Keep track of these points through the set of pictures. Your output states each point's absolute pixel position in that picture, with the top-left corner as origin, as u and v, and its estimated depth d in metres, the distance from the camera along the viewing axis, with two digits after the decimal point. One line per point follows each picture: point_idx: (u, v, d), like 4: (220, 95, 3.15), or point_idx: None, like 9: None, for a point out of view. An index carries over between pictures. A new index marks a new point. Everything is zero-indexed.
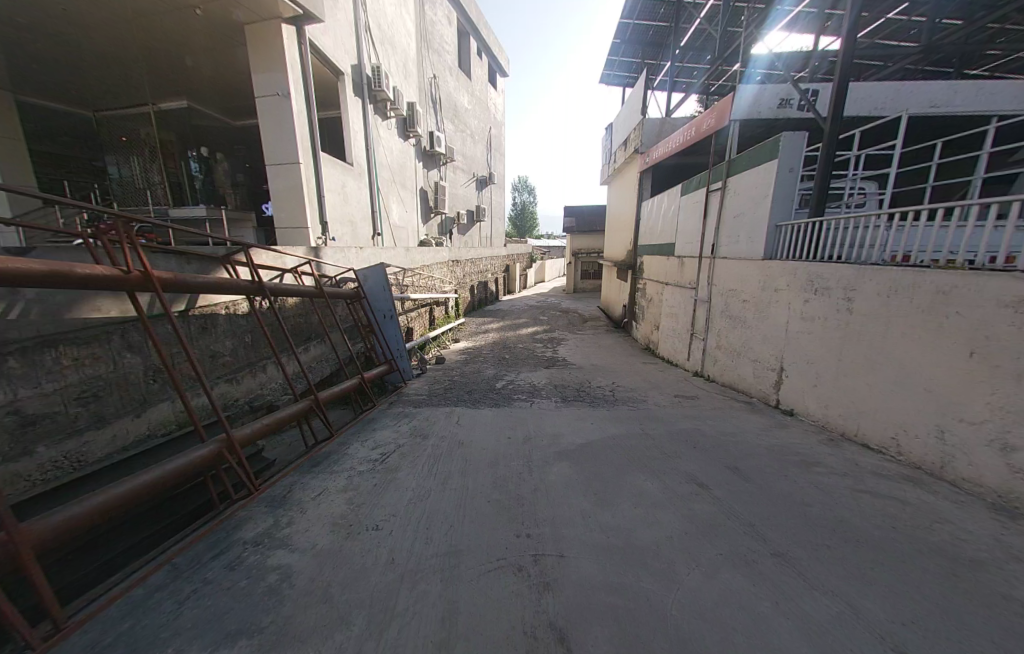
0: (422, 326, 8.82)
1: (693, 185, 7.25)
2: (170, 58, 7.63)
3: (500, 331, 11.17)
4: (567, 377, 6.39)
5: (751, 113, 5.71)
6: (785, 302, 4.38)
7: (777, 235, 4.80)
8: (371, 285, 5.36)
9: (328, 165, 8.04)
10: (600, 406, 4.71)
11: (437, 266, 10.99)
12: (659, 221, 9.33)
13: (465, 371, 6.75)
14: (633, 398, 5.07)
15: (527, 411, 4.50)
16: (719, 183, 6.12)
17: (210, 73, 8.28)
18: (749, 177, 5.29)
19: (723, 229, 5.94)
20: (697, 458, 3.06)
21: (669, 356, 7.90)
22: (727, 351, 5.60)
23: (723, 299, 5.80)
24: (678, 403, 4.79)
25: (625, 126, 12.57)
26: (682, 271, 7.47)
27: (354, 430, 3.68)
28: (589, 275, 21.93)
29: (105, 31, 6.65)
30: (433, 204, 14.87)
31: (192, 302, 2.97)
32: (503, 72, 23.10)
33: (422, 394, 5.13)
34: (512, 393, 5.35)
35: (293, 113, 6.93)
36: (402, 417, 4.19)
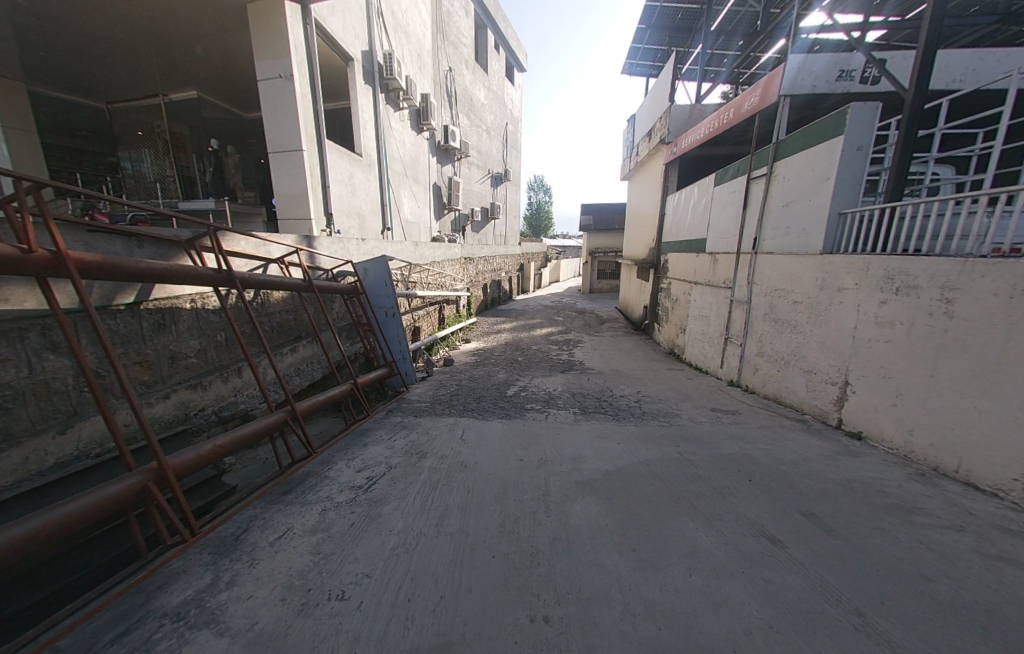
0: (431, 325, 8.32)
1: (728, 174, 6.55)
2: (176, 47, 7.29)
3: (512, 332, 10.62)
4: (586, 384, 5.77)
5: (805, 86, 4.90)
6: (852, 304, 3.69)
7: (839, 224, 4.08)
8: (372, 279, 4.86)
9: (335, 154, 7.61)
10: (628, 421, 4.08)
11: (448, 263, 10.50)
12: (687, 215, 8.61)
13: (474, 375, 6.21)
14: (665, 411, 4.44)
15: (542, 425, 3.92)
16: (763, 168, 5.41)
17: (216, 62, 7.95)
18: (802, 160, 4.59)
19: (768, 221, 5.23)
20: (758, 496, 2.44)
21: (699, 362, 7.20)
22: (773, 360, 4.91)
23: (767, 299, 5.11)
24: (718, 419, 4.14)
25: (650, 116, 11.81)
26: (714, 269, 6.78)
27: (343, 446, 3.18)
28: (606, 275, 21.21)
29: (108, 18, 6.32)
30: (446, 200, 14.41)
31: (145, 292, 2.51)
32: (520, 68, 22.52)
33: (425, 401, 4.61)
34: (525, 402, 4.77)
35: (297, 98, 6.50)
36: (400, 428, 3.66)
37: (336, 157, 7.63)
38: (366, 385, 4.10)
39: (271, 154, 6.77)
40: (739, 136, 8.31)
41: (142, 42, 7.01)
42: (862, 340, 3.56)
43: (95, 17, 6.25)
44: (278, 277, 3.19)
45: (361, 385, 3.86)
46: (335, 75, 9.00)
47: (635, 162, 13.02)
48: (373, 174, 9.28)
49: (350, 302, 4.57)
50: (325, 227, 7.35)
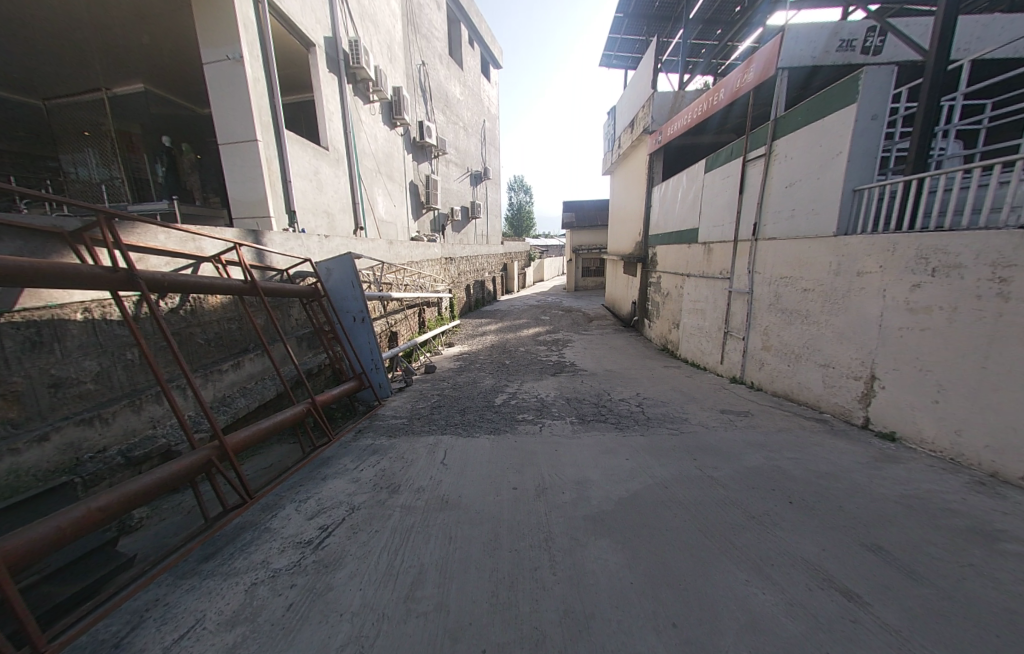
0: (409, 329, 7.73)
1: (720, 159, 6.17)
2: (115, 38, 6.50)
3: (498, 334, 10.07)
4: (580, 388, 5.27)
5: (804, 58, 4.52)
6: (876, 289, 3.31)
7: (855, 202, 3.70)
8: (336, 279, 4.27)
9: (297, 146, 6.95)
10: (633, 431, 3.60)
11: (427, 263, 9.91)
12: (675, 205, 8.23)
13: (457, 383, 5.66)
14: (672, 416, 3.98)
15: (535, 440, 3.40)
16: (760, 148, 5.04)
17: (165, 60, 7.22)
18: (807, 135, 4.21)
19: (768, 204, 4.85)
20: (809, 529, 1.99)
21: (696, 358, 6.80)
22: (781, 354, 4.54)
23: (771, 288, 4.73)
24: (732, 423, 3.70)
25: (631, 106, 11.47)
26: (709, 258, 6.41)
27: (296, 482, 2.60)
28: (590, 273, 20.93)
29: (29, 4, 5.52)
30: (424, 199, 13.79)
31: (5, 301, 1.87)
32: (496, 64, 22.00)
33: (401, 416, 4.05)
34: (515, 412, 4.25)
35: (248, 82, 5.81)
36: (371, 452, 3.10)
37: (298, 150, 6.96)
38: (328, 402, 3.47)
39: (222, 145, 6.07)
40: (726, 123, 8.01)
41: (74, 32, 6.22)
42: (891, 329, 3.19)
43: (13, 5, 5.44)
44: (208, 278, 2.60)
45: (319, 405, 3.23)
46: (296, 63, 8.31)
47: (617, 154, 12.66)
48: (342, 170, 8.62)
49: (309, 306, 3.97)
50: (288, 226, 6.68)
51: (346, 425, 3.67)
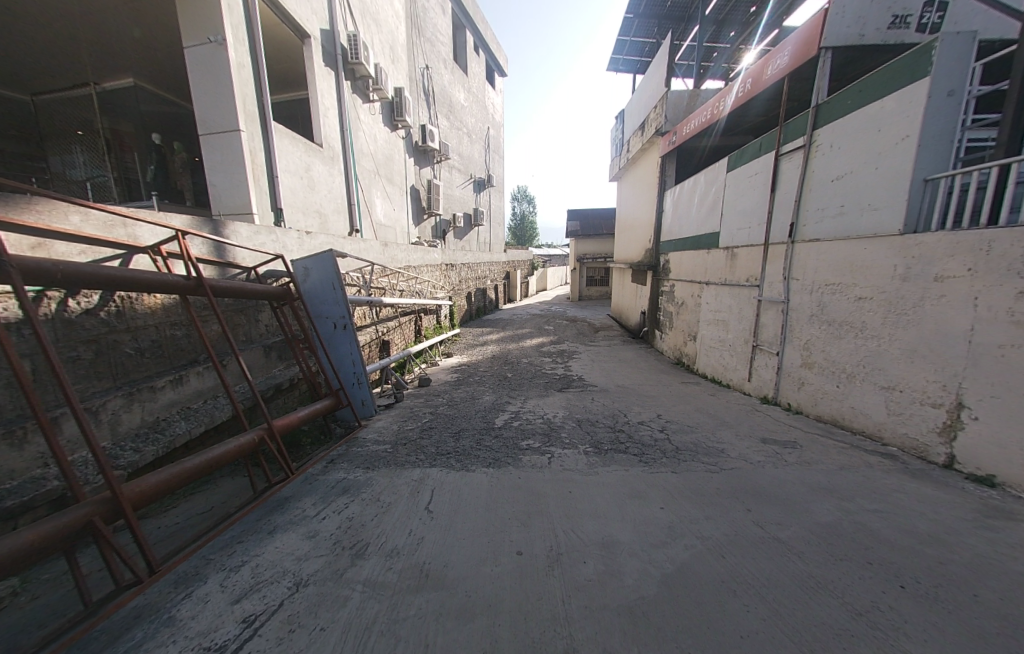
0: (404, 338, 7.15)
1: (745, 155, 5.65)
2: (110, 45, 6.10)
3: (500, 344, 9.48)
4: (592, 407, 4.65)
5: (850, 38, 4.06)
6: (964, 299, 2.75)
7: (927, 193, 3.12)
8: (315, 280, 3.72)
9: (286, 140, 6.48)
10: (661, 464, 2.98)
11: (425, 268, 9.40)
12: (691, 208, 7.69)
13: (454, 398, 5.06)
14: (705, 445, 3.36)
15: (543, 475, 2.78)
16: (796, 140, 4.50)
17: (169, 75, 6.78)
18: (859, 122, 3.66)
19: (808, 201, 4.28)
20: (947, 646, 1.39)
21: (717, 373, 6.17)
22: (828, 373, 3.93)
23: (813, 297, 4.15)
24: (781, 458, 3.07)
25: (640, 109, 11.05)
26: (732, 264, 5.84)
27: (235, 538, 1.99)
28: (595, 282, 20.44)
29: None
30: (426, 204, 13.36)
31: None
32: (501, 72, 21.79)
33: (386, 440, 3.45)
34: (518, 436, 3.63)
35: (232, 68, 5.34)
36: (342, 490, 2.50)
37: (287, 145, 6.48)
38: (294, 426, 2.84)
39: (201, 136, 5.59)
40: (746, 123, 7.51)
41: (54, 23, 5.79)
42: (989, 347, 2.62)
43: None
44: (133, 270, 2.05)
45: (278, 432, 2.58)
46: (290, 56, 7.89)
47: (625, 159, 12.22)
48: (337, 169, 8.16)
49: (280, 309, 3.40)
50: (275, 223, 6.17)
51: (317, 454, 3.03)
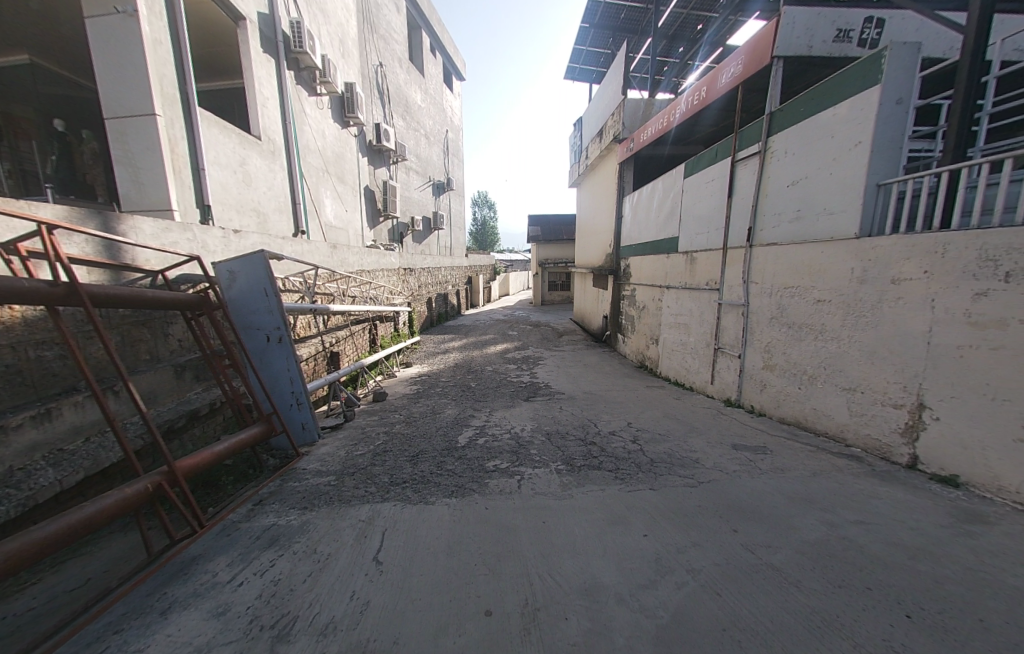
0: (357, 348, 6.59)
1: (702, 161, 5.72)
2: None
3: (462, 351, 9.09)
4: (561, 418, 4.42)
5: (799, 49, 4.17)
6: (921, 301, 2.78)
7: (879, 199, 3.18)
8: (244, 287, 3.23)
9: (216, 129, 5.79)
10: (638, 480, 2.77)
11: (381, 273, 8.85)
12: (650, 213, 7.76)
13: (412, 414, 4.63)
14: (679, 455, 3.20)
15: (512, 503, 2.47)
16: (751, 146, 4.57)
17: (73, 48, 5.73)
18: (813, 129, 3.72)
19: (765, 206, 4.33)
20: None
21: (680, 376, 6.18)
22: (789, 375, 3.95)
23: (772, 300, 4.18)
24: (756, 466, 2.97)
25: (598, 116, 11.18)
26: (692, 268, 5.88)
27: (107, 628, 1.56)
28: (557, 287, 20.55)
29: None
30: (381, 206, 12.74)
31: None
32: (460, 76, 21.55)
33: (331, 469, 3.00)
34: (483, 455, 3.30)
35: (145, 43, 4.65)
36: (267, 544, 2.06)
37: (216, 134, 5.77)
38: (207, 464, 2.34)
39: (108, 120, 4.79)
40: (700, 132, 7.71)
41: None
42: (947, 349, 2.65)
43: None
44: None
45: (184, 475, 2.09)
46: (221, 37, 7.11)
47: (584, 165, 12.32)
48: (279, 165, 7.45)
49: (194, 321, 2.88)
50: (200, 221, 5.44)
51: (240, 496, 2.52)
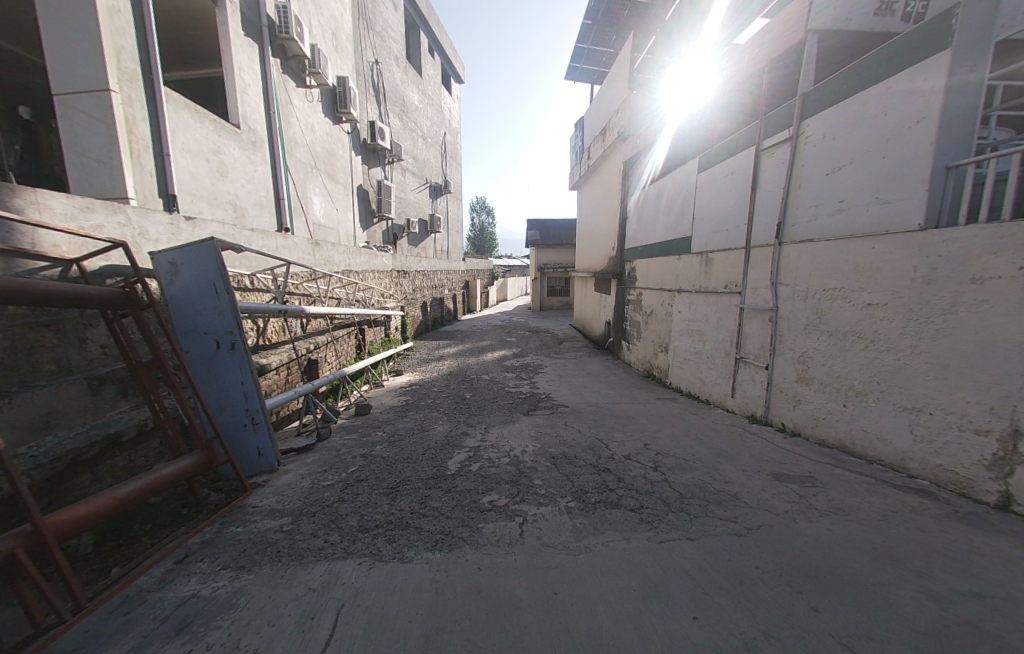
0: (341, 354, 5.98)
1: (719, 155, 5.23)
2: None
3: (458, 358, 8.53)
4: (567, 437, 3.87)
5: (834, 24, 3.71)
6: (1014, 304, 2.29)
7: (947, 185, 2.68)
8: (189, 283, 2.73)
9: (186, 113, 5.28)
10: (669, 523, 2.23)
11: (371, 275, 8.29)
12: (658, 212, 7.27)
13: (396, 432, 4.05)
14: (712, 488, 2.67)
15: (514, 561, 1.92)
16: (778, 134, 4.09)
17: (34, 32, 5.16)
18: (858, 109, 3.24)
19: (796, 200, 3.84)
20: None
21: (694, 388, 5.65)
22: (830, 390, 3.43)
23: (807, 305, 3.68)
24: (809, 505, 2.44)
25: (600, 115, 10.74)
26: (709, 269, 5.37)
27: None
28: (556, 292, 20.05)
29: None
30: (375, 206, 12.22)
31: None
32: (458, 78, 21.17)
33: (288, 510, 2.44)
34: (476, 487, 2.74)
35: (99, 9, 4.12)
36: (172, 634, 1.56)
37: (187, 119, 5.26)
38: (98, 513, 1.81)
39: (55, 97, 4.17)
40: None
41: None
42: None
43: None
44: None
45: (52, 536, 1.57)
46: (199, 20, 6.59)
47: (586, 166, 11.84)
48: (261, 156, 6.92)
49: (115, 322, 2.34)
50: (165, 208, 4.93)
51: (154, 555, 1.96)
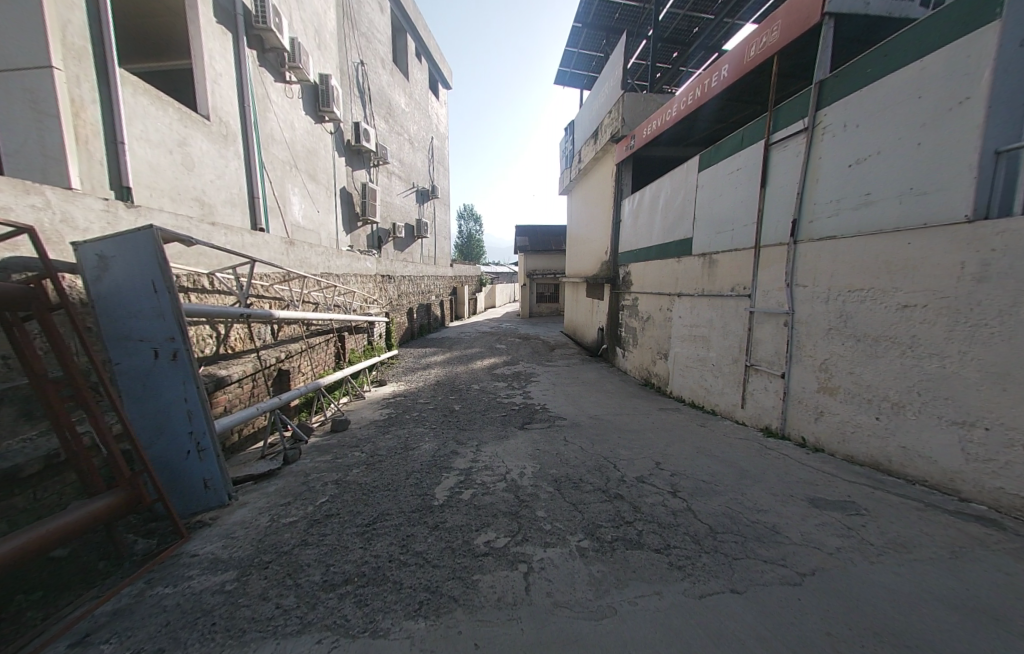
0: (318, 364, 5.47)
1: (721, 151, 4.98)
2: None
3: (445, 367, 8.07)
4: (568, 455, 3.46)
5: (853, 7, 3.49)
6: None
7: (998, 170, 2.42)
8: (122, 281, 2.26)
9: (145, 99, 4.78)
10: (706, 569, 1.85)
11: (352, 278, 7.80)
12: (654, 214, 7.00)
13: (376, 452, 3.58)
14: (744, 518, 2.29)
15: (526, 633, 1.51)
16: (791, 125, 3.83)
17: None
18: (886, 93, 2.99)
19: (813, 194, 3.56)
20: None
21: (698, 398, 5.31)
22: (859, 402, 3.13)
23: (829, 307, 3.38)
24: (862, 541, 2.10)
25: (591, 118, 10.53)
26: (712, 271, 5.08)
27: None
28: (545, 298, 19.79)
29: None
30: (359, 209, 11.75)
31: None
32: (445, 83, 20.92)
33: (237, 559, 1.97)
34: (469, 522, 2.30)
35: None
36: None
37: (145, 105, 4.73)
38: None
39: None
40: (704, 129, 7.09)
41: None
42: None
43: None
44: None
45: None
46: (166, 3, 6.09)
47: (577, 170, 11.62)
48: (233, 151, 6.42)
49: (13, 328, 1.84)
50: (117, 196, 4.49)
51: (41, 638, 1.47)
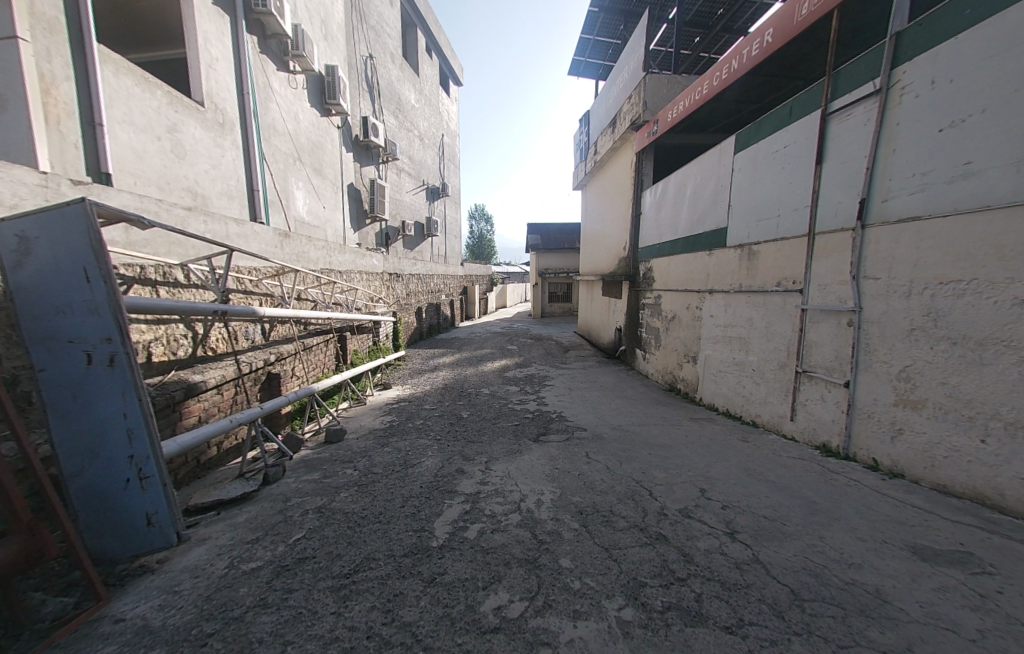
0: (315, 366, 5.04)
1: (762, 128, 4.38)
2: None
3: (454, 369, 7.61)
4: (593, 476, 2.94)
5: None
6: None
7: None
8: (50, 267, 1.82)
9: (129, 79, 4.40)
10: None
11: (356, 275, 7.39)
12: (680, 203, 6.39)
13: (370, 469, 3.10)
14: (835, 578, 1.75)
15: None
16: (855, 90, 3.24)
17: None
18: (993, 40, 2.41)
19: (887, 169, 2.97)
20: None
21: (734, 406, 4.72)
22: (955, 420, 2.56)
23: (912, 303, 2.78)
24: (1007, 618, 1.54)
25: (609, 106, 9.93)
26: (752, 264, 4.49)
27: None
28: (558, 298, 19.23)
29: None
30: (367, 205, 11.39)
31: None
32: (457, 80, 20.53)
33: (170, 630, 1.51)
34: (474, 575, 1.80)
35: None
36: None
37: (129, 86, 4.36)
38: None
39: None
40: (736, 110, 6.46)
41: None
42: None
43: None
44: None
45: None
46: None
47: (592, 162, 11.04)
48: (230, 140, 6.06)
49: None
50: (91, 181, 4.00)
51: None
